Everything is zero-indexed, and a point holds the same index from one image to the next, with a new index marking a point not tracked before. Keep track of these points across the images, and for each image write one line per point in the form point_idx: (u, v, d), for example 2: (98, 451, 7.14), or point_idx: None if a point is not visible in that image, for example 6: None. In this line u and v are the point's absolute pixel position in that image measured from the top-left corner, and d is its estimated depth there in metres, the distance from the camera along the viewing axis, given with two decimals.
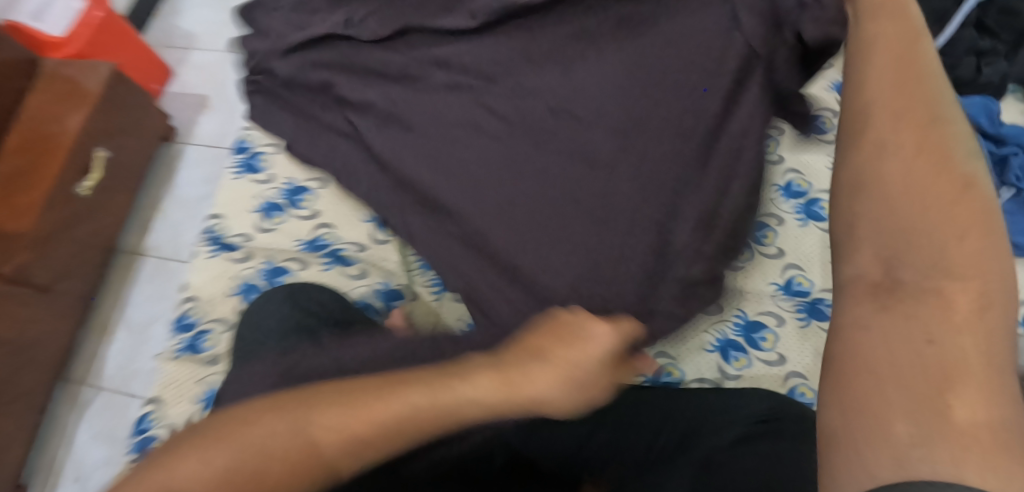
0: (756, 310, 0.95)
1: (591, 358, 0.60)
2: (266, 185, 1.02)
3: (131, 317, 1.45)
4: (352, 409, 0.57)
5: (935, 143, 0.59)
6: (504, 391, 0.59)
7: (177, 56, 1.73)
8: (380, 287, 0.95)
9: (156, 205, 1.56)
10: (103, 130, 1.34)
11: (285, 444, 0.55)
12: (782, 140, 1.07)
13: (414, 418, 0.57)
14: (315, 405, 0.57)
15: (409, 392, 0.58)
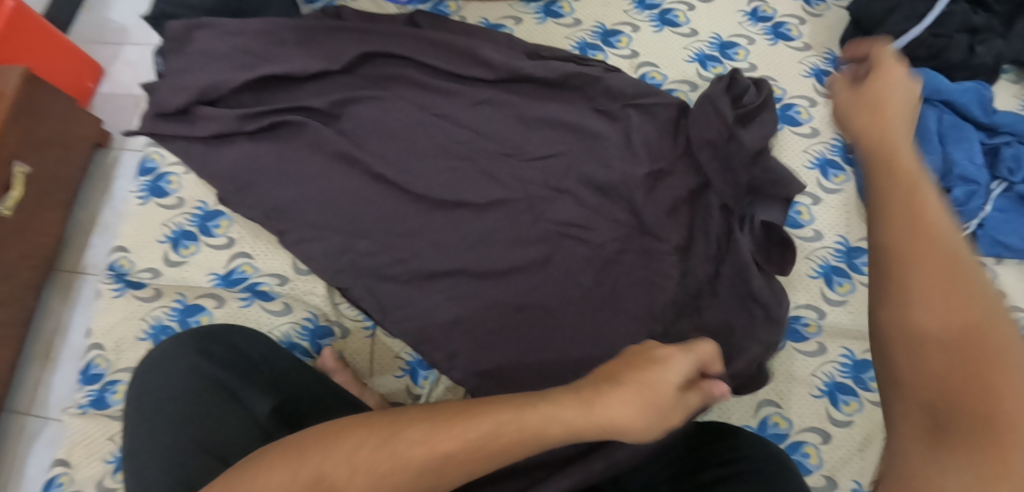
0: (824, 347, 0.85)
1: (673, 387, 0.56)
2: (174, 211, 0.91)
3: (73, 341, 1.34)
4: (447, 425, 0.55)
5: (955, 284, 0.49)
6: (589, 414, 0.55)
7: (109, 53, 1.56)
8: (307, 323, 0.86)
9: (94, 219, 1.43)
10: (19, 141, 1.23)
11: (370, 458, 0.54)
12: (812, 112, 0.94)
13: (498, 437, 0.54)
14: (400, 426, 0.55)
15: (503, 410, 0.56)
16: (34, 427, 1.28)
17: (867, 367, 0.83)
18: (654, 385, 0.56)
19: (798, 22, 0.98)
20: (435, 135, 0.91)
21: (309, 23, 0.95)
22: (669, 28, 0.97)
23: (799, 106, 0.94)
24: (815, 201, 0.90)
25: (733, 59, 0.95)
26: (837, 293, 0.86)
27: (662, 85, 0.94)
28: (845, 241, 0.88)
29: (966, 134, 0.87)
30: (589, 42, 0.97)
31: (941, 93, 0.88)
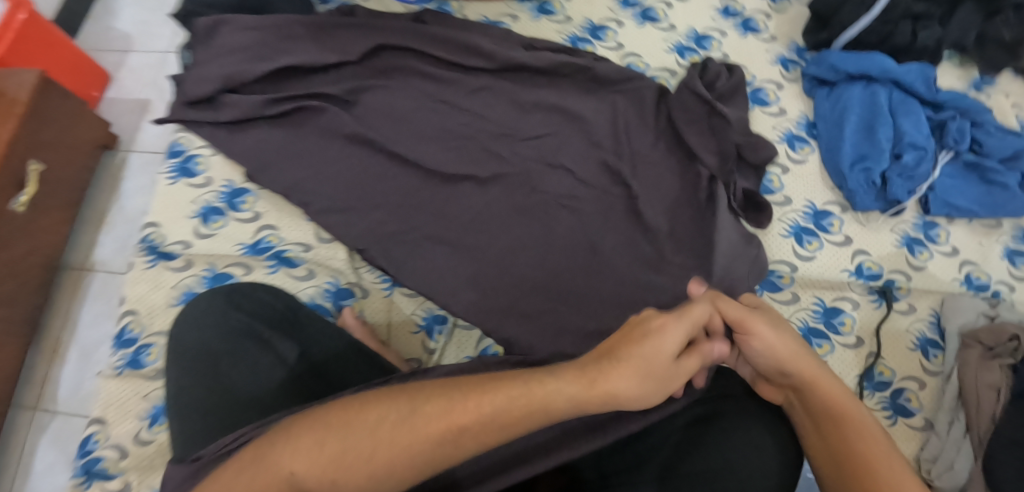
0: (832, 297, 0.94)
1: (667, 354, 0.60)
2: (203, 189, 0.99)
3: (81, 339, 1.33)
4: (470, 397, 0.58)
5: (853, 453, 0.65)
6: (596, 390, 0.58)
7: (113, 60, 1.54)
8: (329, 286, 0.94)
9: (102, 216, 1.43)
10: (30, 143, 1.23)
11: (404, 434, 0.56)
12: (782, 94, 1.04)
13: (513, 408, 0.57)
14: (425, 401, 0.58)
15: (517, 385, 0.58)
16: (42, 421, 1.26)
17: (837, 313, 0.94)
18: (651, 354, 0.59)
19: (764, 17, 1.10)
20: (440, 119, 1.00)
21: (322, 19, 1.04)
22: (650, 23, 1.09)
23: (767, 89, 1.04)
24: (784, 171, 1.00)
25: (707, 49, 1.06)
26: (807, 249, 0.96)
27: (646, 72, 1.04)
28: (812, 205, 0.98)
29: (913, 108, 0.99)
30: (580, 36, 1.07)
31: (889, 73, 0.99)
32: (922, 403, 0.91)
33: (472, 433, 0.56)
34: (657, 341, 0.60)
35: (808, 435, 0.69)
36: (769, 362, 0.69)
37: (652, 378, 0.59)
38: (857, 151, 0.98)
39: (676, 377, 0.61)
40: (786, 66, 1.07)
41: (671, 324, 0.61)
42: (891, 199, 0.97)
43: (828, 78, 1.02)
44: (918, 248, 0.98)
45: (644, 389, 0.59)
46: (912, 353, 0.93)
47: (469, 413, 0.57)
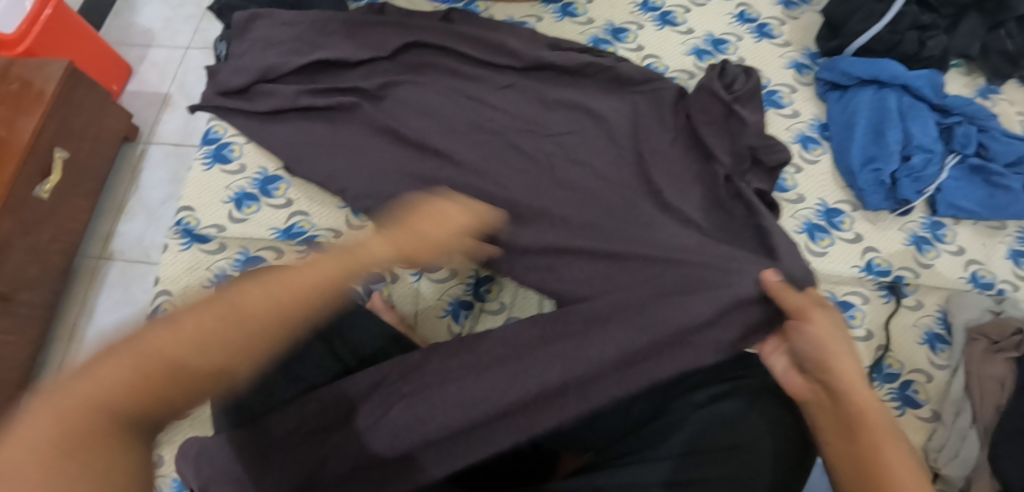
0: (843, 291, 0.98)
1: (440, 238, 0.75)
2: (237, 176, 1.02)
3: (98, 326, 1.31)
4: (257, 286, 0.60)
5: (869, 449, 0.68)
6: (399, 249, 0.72)
7: (136, 55, 1.56)
8: None
9: (121, 207, 1.41)
10: (55, 132, 1.22)
11: (214, 326, 0.56)
12: (796, 97, 1.08)
13: (331, 279, 0.63)
14: (213, 303, 0.58)
15: (332, 256, 0.66)
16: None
17: (848, 306, 0.97)
18: (422, 221, 0.76)
19: (779, 23, 1.14)
20: (468, 113, 1.03)
21: (356, 16, 1.08)
22: (669, 27, 1.13)
23: (781, 92, 1.08)
24: (798, 170, 1.04)
25: (724, 52, 1.10)
26: (819, 245, 1.00)
27: (665, 73, 1.08)
28: (824, 203, 1.02)
29: (921, 113, 1.02)
30: (601, 38, 1.11)
31: (898, 79, 1.03)
32: (929, 396, 0.94)
33: (282, 317, 0.59)
34: (433, 220, 0.76)
35: (831, 436, 0.71)
36: (815, 351, 0.74)
37: (406, 241, 0.72)
38: (866, 154, 1.02)
39: (450, 248, 0.78)
40: (800, 70, 1.10)
41: (452, 207, 0.81)
42: (900, 199, 1.00)
43: (840, 82, 1.06)
44: (925, 246, 1.01)
45: (420, 250, 0.73)
46: (920, 347, 0.96)
47: (264, 297, 0.59)
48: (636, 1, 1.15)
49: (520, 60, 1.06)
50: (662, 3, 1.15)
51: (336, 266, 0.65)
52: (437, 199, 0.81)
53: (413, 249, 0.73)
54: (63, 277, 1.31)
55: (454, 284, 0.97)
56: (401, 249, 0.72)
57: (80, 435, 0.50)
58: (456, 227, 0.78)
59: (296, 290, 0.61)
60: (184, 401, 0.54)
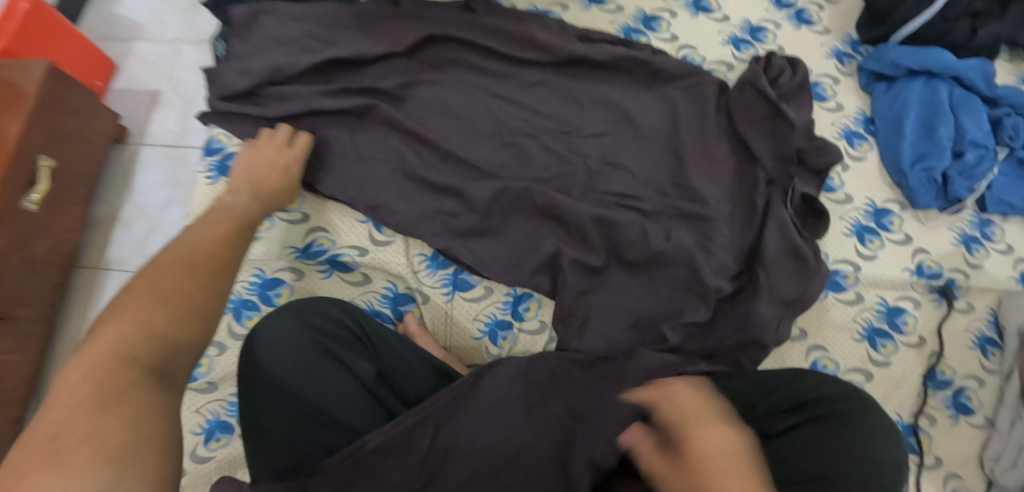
0: (895, 296, 0.94)
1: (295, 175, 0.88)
2: None
3: None
4: (182, 241, 0.67)
5: None
6: (265, 199, 0.81)
7: (120, 49, 1.45)
8: (386, 291, 0.92)
9: (115, 216, 1.32)
10: (43, 137, 1.13)
11: (170, 279, 0.62)
12: (839, 88, 1.03)
13: (239, 227, 0.73)
14: (148, 269, 0.63)
15: (222, 214, 0.74)
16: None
17: (899, 312, 0.93)
18: (263, 161, 0.85)
19: (817, 9, 1.09)
20: (496, 115, 0.96)
21: (369, 9, 0.99)
22: (704, 14, 1.06)
23: (824, 83, 1.03)
24: (845, 169, 0.99)
25: (762, 41, 1.04)
26: (868, 249, 0.96)
27: (702, 66, 1.02)
28: (872, 203, 0.98)
29: (974, 106, 0.98)
30: (632, 27, 1.05)
31: (949, 69, 0.98)
32: (982, 402, 0.90)
33: (223, 259, 0.67)
34: (262, 166, 0.85)
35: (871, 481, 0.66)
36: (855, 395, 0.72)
37: (268, 193, 0.82)
38: (916, 150, 0.97)
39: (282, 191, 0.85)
40: (842, 58, 1.05)
41: (261, 150, 0.87)
42: (952, 198, 0.96)
43: (886, 73, 1.01)
44: (975, 246, 0.97)
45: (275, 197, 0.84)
46: (971, 351, 0.92)
47: (199, 248, 0.67)
48: None
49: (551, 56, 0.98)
50: None
51: (242, 220, 0.74)
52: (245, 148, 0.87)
53: (274, 186, 0.83)
54: (59, 290, 1.22)
55: (490, 301, 0.91)
56: (279, 184, 0.84)
57: (107, 392, 0.55)
58: (291, 173, 0.86)
59: (216, 235, 0.69)
60: (178, 350, 0.60)
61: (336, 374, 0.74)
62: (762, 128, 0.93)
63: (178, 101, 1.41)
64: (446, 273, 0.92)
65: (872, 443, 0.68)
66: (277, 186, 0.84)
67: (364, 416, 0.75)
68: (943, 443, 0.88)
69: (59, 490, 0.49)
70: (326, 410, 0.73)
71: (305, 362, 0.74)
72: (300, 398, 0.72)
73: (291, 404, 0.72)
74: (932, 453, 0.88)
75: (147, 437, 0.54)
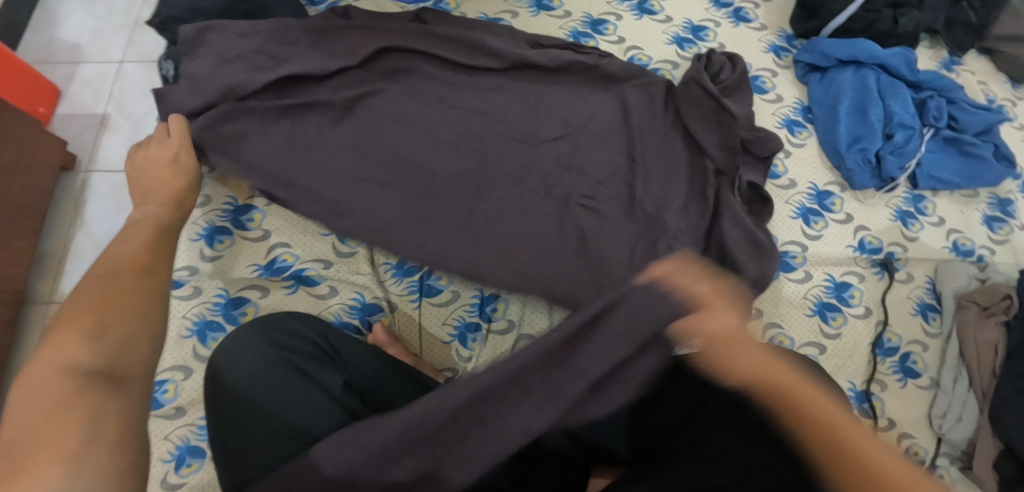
0: (840, 272, 1.00)
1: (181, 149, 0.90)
2: (205, 209, 0.95)
3: None
4: (112, 255, 0.69)
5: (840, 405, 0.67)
6: (172, 202, 0.82)
7: (63, 73, 1.42)
8: (355, 301, 0.93)
9: (66, 248, 1.29)
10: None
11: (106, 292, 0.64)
12: (778, 80, 1.10)
13: (155, 234, 0.75)
14: (81, 286, 0.65)
15: (135, 228, 0.76)
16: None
17: (846, 287, 0.99)
18: (157, 161, 0.86)
19: (753, 7, 1.15)
20: (456, 121, 0.98)
21: (322, 23, 1.01)
22: (647, 16, 1.12)
23: (763, 76, 1.10)
24: (787, 155, 1.05)
25: (704, 40, 1.10)
26: (814, 229, 1.02)
27: (648, 65, 1.07)
28: (815, 186, 1.04)
29: (899, 90, 1.05)
30: (581, 31, 1.09)
31: (876, 57, 1.05)
32: (927, 364, 0.96)
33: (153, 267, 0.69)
34: (158, 167, 0.85)
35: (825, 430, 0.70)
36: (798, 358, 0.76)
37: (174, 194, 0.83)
38: (851, 133, 1.04)
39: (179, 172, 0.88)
40: (779, 51, 1.12)
41: (160, 149, 0.88)
42: (885, 177, 1.03)
43: (820, 64, 1.08)
44: (910, 220, 1.04)
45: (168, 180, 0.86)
46: (914, 317, 0.99)
47: (132, 260, 0.69)
48: None
49: (504, 62, 1.01)
50: None
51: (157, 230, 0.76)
52: (141, 149, 0.87)
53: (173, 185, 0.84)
54: (9, 325, 1.18)
55: (459, 304, 0.94)
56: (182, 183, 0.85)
57: (59, 403, 0.56)
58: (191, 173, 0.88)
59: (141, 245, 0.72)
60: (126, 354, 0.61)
61: (308, 389, 0.74)
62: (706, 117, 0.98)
63: (128, 124, 1.39)
64: (413, 281, 0.95)
65: (828, 400, 0.72)
66: (182, 186, 0.85)
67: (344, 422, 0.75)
68: (895, 405, 0.94)
69: None
70: (304, 426, 0.71)
71: (277, 382, 0.73)
72: (273, 417, 0.71)
73: (266, 423, 0.71)
74: (886, 416, 0.94)
75: (101, 436, 0.55)
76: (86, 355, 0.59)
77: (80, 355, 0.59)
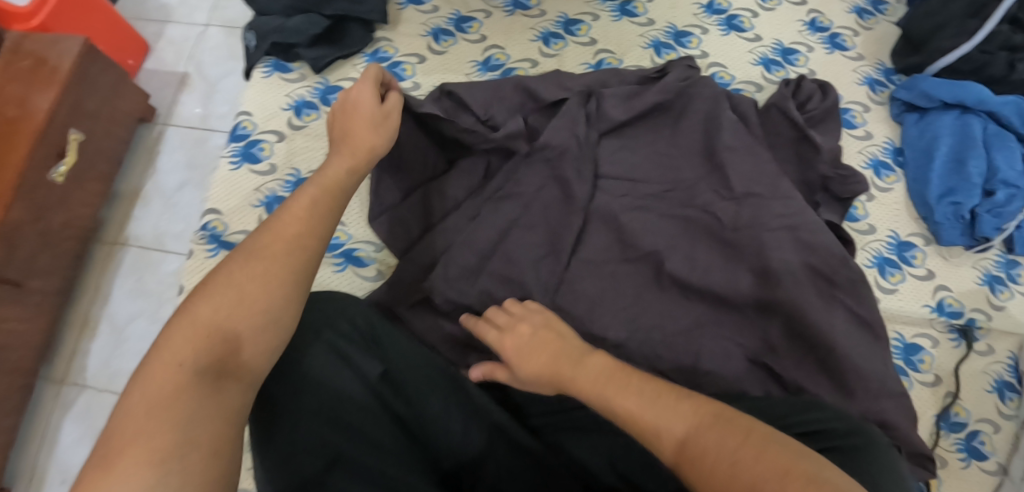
0: (912, 332, 0.92)
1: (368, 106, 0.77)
2: (268, 177, 0.95)
3: (111, 312, 1.23)
4: (239, 270, 0.62)
5: (614, 387, 0.64)
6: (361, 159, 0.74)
7: (152, 30, 1.47)
8: (369, 248, 0.95)
9: (135, 194, 1.32)
10: (72, 111, 1.13)
11: (178, 379, 0.56)
12: (869, 116, 1.02)
13: (326, 197, 0.69)
14: (149, 360, 0.57)
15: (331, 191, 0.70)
16: (70, 396, 1.18)
17: (916, 350, 0.91)
18: (325, 176, 0.71)
19: (852, 34, 1.07)
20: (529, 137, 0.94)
21: None
22: (735, 33, 1.06)
23: (853, 110, 1.02)
24: (869, 198, 0.98)
25: (793, 64, 1.04)
26: (889, 281, 0.93)
27: (729, 85, 1.02)
28: (896, 235, 0.96)
29: (1008, 143, 0.95)
30: (662, 41, 1.04)
31: (984, 103, 0.96)
32: (996, 447, 0.87)
33: (251, 322, 0.60)
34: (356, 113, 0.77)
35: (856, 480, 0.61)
36: (848, 426, 0.68)
37: (315, 219, 0.67)
38: (945, 184, 0.95)
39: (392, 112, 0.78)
40: (875, 85, 1.04)
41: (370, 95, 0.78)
42: (979, 237, 0.93)
43: (919, 104, 0.99)
44: (999, 286, 0.94)
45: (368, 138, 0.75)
46: (988, 394, 0.89)
47: (253, 276, 0.62)
48: (701, 3, 1.08)
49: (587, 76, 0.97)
50: (728, 5, 1.08)
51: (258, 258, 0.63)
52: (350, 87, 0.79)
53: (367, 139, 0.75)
54: (76, 260, 1.21)
55: None
56: (324, 208, 0.68)
57: (159, 413, 0.54)
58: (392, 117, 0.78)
59: (300, 235, 0.65)
60: (200, 434, 0.54)
61: (349, 368, 0.73)
62: (794, 193, 0.87)
63: (209, 84, 1.41)
64: None
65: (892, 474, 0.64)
66: (375, 140, 0.75)
67: (372, 405, 0.72)
68: (952, 486, 0.85)
69: (127, 457, 0.52)
70: (337, 412, 0.70)
71: (315, 359, 0.72)
72: (311, 395, 0.70)
73: (299, 402, 0.68)
74: None
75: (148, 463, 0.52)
76: (138, 462, 0.52)
77: (137, 473, 0.51)
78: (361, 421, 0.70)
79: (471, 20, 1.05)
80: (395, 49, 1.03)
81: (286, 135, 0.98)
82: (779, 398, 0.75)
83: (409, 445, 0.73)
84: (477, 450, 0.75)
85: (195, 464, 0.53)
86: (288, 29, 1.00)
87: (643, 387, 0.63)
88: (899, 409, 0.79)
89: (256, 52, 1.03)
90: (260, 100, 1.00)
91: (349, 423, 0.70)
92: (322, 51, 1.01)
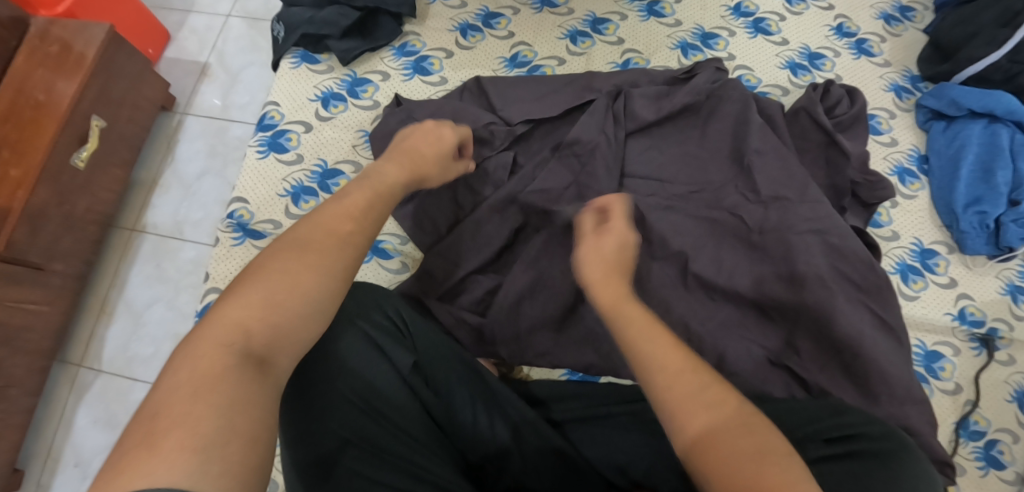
0: (933, 340, 0.92)
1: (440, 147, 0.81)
2: (295, 167, 0.96)
3: (129, 298, 1.23)
4: (293, 259, 0.61)
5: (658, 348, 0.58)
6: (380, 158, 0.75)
7: (174, 19, 1.47)
8: (394, 241, 0.96)
9: (154, 182, 1.32)
10: (97, 97, 1.13)
11: (223, 361, 0.56)
12: (895, 122, 1.02)
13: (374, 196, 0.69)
14: (191, 346, 0.57)
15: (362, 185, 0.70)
16: (86, 380, 1.18)
17: (937, 358, 0.91)
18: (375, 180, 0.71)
19: (879, 40, 1.07)
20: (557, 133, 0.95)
21: None
22: (762, 36, 1.06)
23: (879, 117, 1.03)
24: (893, 205, 0.98)
25: (820, 69, 1.04)
26: (912, 288, 0.94)
27: (755, 88, 1.02)
28: (919, 243, 0.96)
29: None
30: (689, 43, 1.04)
31: (1013, 113, 0.95)
32: (1015, 457, 0.87)
33: (298, 311, 0.60)
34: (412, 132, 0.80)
35: None
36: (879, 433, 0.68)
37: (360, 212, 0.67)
38: (971, 193, 0.94)
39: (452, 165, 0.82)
40: (901, 92, 1.04)
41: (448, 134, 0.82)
42: (1003, 246, 0.93)
43: (947, 112, 0.99)
44: None
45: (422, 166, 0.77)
46: (1009, 404, 0.89)
47: (301, 265, 0.61)
48: (728, 5, 1.08)
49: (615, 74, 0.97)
50: (755, 8, 1.08)
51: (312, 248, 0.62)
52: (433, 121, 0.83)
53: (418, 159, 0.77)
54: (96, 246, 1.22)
55: None
56: (368, 201, 0.68)
57: (199, 399, 0.53)
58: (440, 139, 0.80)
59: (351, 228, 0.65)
60: (239, 420, 0.53)
61: (379, 357, 0.74)
62: (821, 196, 0.87)
63: (231, 74, 1.42)
64: None
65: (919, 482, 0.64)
66: (399, 146, 0.77)
67: (400, 394, 0.73)
68: None
69: (169, 441, 0.51)
70: (370, 400, 0.71)
71: (349, 346, 0.72)
72: (342, 382, 0.70)
73: (335, 389, 0.69)
74: None
75: (188, 450, 0.51)
76: (179, 448, 0.51)
77: (178, 460, 0.50)
78: (392, 409, 0.71)
79: (499, 16, 1.06)
80: (422, 43, 1.03)
81: (314, 126, 0.98)
82: (806, 402, 0.74)
83: (436, 437, 0.73)
84: (503, 445, 0.75)
85: (232, 455, 0.52)
86: (318, 21, 1.01)
87: (673, 351, 0.59)
88: (922, 415, 0.79)
89: (285, 44, 1.03)
90: (288, 91, 1.00)
91: (377, 411, 0.70)
92: (352, 43, 1.01)
